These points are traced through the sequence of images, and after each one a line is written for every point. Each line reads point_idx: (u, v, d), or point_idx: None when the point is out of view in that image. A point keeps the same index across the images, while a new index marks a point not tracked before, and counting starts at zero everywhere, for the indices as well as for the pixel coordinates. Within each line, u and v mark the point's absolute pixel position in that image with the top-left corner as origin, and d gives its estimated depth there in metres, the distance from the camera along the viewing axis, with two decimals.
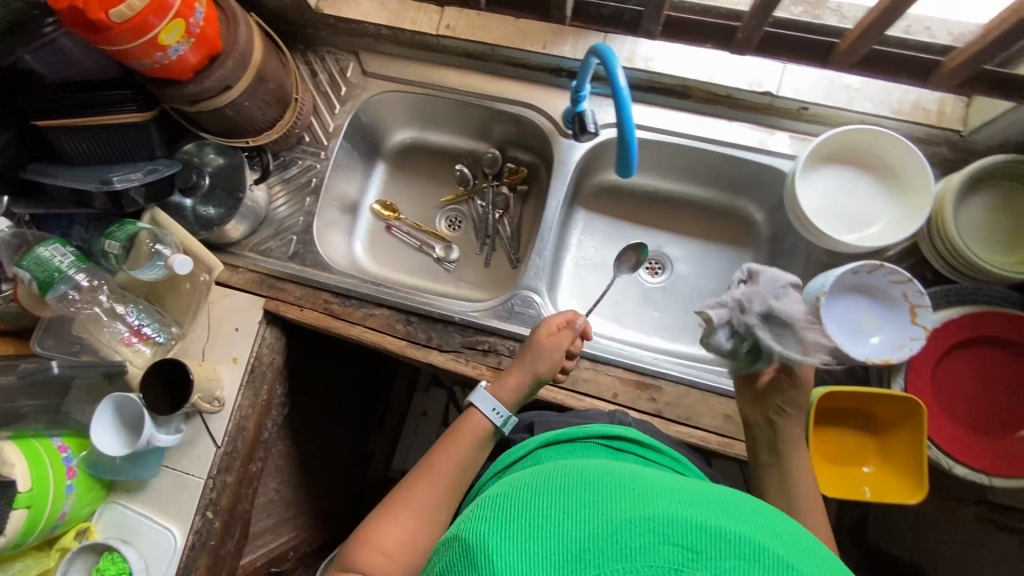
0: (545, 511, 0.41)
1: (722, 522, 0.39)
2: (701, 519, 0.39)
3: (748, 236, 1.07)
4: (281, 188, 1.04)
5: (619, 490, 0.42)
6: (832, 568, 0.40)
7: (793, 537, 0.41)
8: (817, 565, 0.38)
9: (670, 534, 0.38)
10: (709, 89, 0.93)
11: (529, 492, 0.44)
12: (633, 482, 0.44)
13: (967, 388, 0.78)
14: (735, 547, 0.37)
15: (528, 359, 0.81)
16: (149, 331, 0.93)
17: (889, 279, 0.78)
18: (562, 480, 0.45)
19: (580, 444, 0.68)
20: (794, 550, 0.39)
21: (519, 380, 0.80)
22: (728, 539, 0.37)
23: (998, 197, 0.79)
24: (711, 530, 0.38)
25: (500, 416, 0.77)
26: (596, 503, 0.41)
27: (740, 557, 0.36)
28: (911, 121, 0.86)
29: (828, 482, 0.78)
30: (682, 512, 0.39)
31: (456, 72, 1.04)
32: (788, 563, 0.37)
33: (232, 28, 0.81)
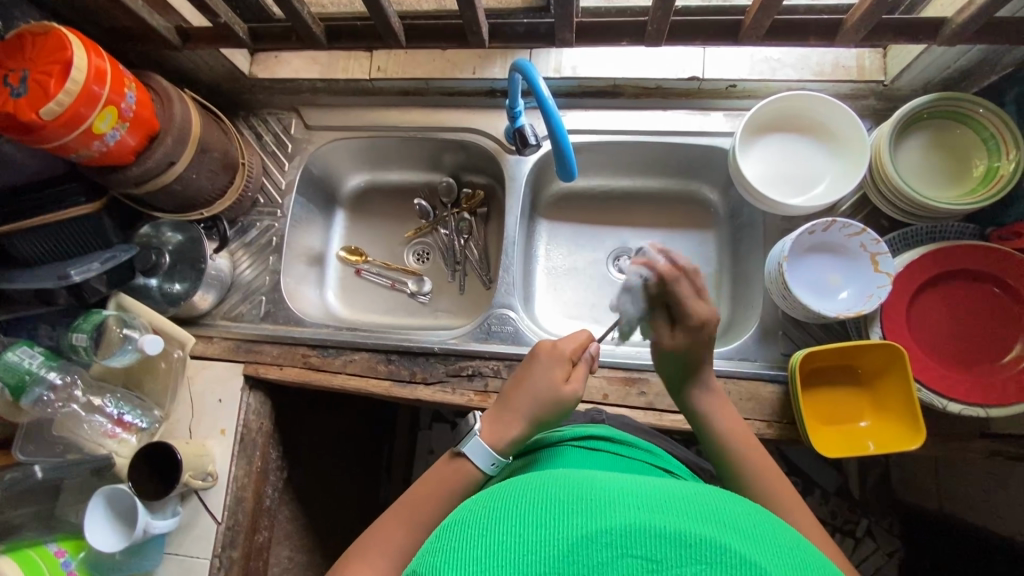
0: (494, 538, 0.37)
1: (683, 524, 0.36)
2: (661, 523, 0.36)
3: (707, 217, 1.09)
4: (243, 252, 1.04)
5: (574, 497, 0.39)
6: (804, 559, 0.37)
7: (759, 527, 0.38)
8: (785, 558, 0.36)
9: (628, 547, 0.35)
10: (638, 84, 0.96)
11: (488, 512, 0.40)
12: (589, 485, 0.41)
13: (944, 325, 0.79)
14: (696, 552, 0.34)
15: (532, 396, 0.69)
16: (130, 418, 0.92)
17: (844, 233, 0.80)
18: (517, 497, 0.41)
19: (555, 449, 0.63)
20: (758, 545, 0.36)
21: (523, 429, 0.68)
22: (688, 544, 0.34)
23: (930, 136, 0.82)
24: (671, 534, 0.35)
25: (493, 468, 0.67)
26: (551, 523, 0.37)
27: (702, 561, 0.34)
28: (835, 80, 0.90)
29: (833, 445, 0.77)
30: (639, 517, 0.36)
31: (395, 110, 1.06)
32: (754, 562, 0.34)
33: (167, 107, 0.83)
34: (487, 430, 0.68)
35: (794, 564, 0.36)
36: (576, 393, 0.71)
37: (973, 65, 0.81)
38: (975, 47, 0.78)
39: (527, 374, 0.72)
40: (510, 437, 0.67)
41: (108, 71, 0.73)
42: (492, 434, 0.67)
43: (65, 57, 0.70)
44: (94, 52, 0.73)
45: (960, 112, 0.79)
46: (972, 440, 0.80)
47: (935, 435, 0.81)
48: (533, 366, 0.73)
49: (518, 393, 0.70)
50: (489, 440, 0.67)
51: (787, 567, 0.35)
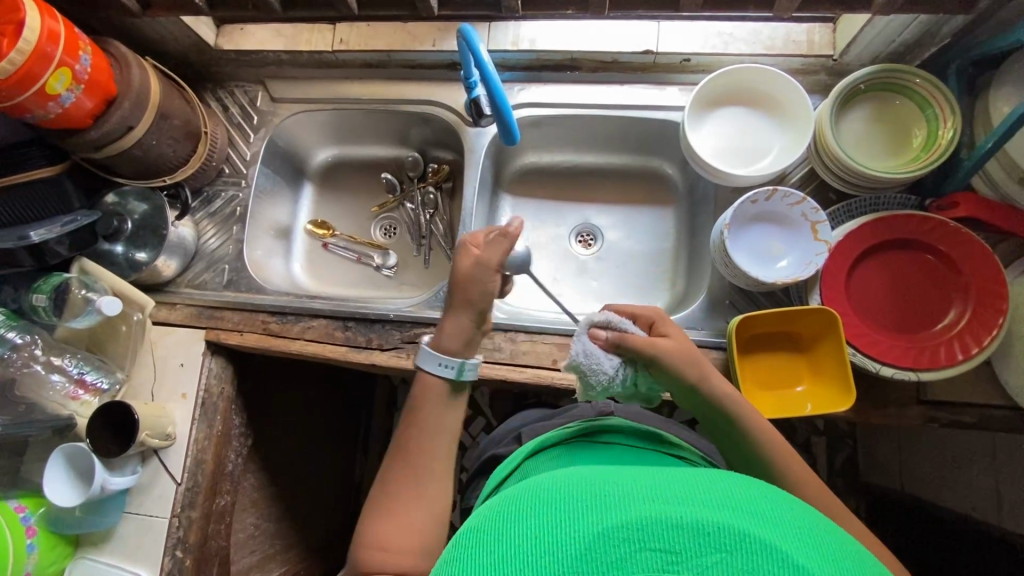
0: (517, 540, 0.38)
1: (701, 513, 0.37)
2: (677, 515, 0.37)
3: (667, 193, 1.10)
4: (208, 222, 1.06)
5: (593, 496, 0.40)
6: (824, 541, 0.38)
7: (777, 512, 0.39)
8: (805, 541, 0.37)
9: (648, 539, 0.36)
10: (595, 58, 0.98)
11: (505, 519, 0.41)
12: (606, 483, 0.42)
13: (882, 294, 0.81)
14: (715, 539, 0.35)
15: (461, 304, 0.68)
16: (91, 379, 0.94)
17: (786, 202, 0.82)
18: (536, 499, 0.42)
19: (567, 444, 0.68)
20: (775, 528, 0.37)
21: (458, 320, 0.68)
22: (707, 533, 0.35)
23: (873, 109, 0.84)
24: (689, 525, 0.36)
25: (450, 368, 0.67)
26: (569, 520, 0.38)
27: (723, 550, 0.35)
28: (785, 54, 0.91)
29: (770, 408, 0.79)
30: (656, 510, 0.37)
31: (359, 84, 1.08)
32: (773, 545, 0.35)
33: (126, 72, 0.85)
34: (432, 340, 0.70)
35: (814, 545, 0.37)
36: (492, 266, 0.67)
37: (915, 38, 0.83)
38: (916, 20, 0.79)
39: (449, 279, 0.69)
40: (450, 332, 0.68)
41: (61, 34, 0.75)
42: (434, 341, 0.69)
43: (17, 18, 0.71)
44: (47, 15, 0.74)
45: (901, 84, 0.81)
46: (909, 406, 0.81)
47: (877, 402, 0.82)
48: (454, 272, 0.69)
49: (451, 297, 0.68)
50: (435, 347, 0.69)
51: (810, 550, 0.36)
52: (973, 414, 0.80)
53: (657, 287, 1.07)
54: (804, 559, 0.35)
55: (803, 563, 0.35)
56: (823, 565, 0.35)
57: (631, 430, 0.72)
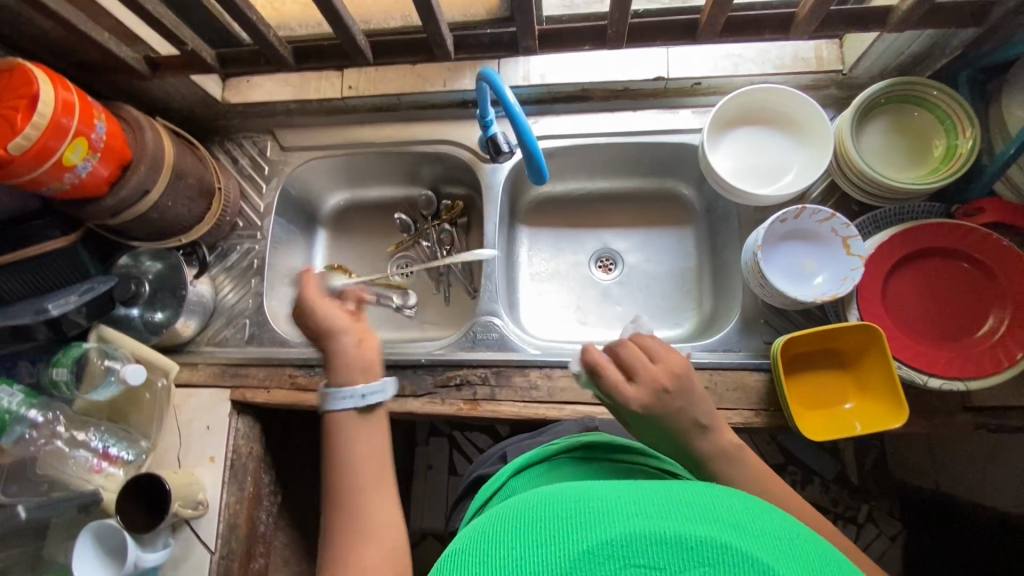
0: (494, 553, 0.37)
1: (684, 526, 0.35)
2: (660, 528, 0.35)
3: (684, 213, 1.10)
4: (224, 277, 1.04)
5: (571, 509, 0.39)
6: (805, 548, 0.37)
7: (758, 521, 0.38)
8: (784, 550, 0.36)
9: (630, 555, 0.34)
10: (606, 87, 0.98)
11: (484, 537, 0.39)
12: (583, 494, 0.40)
13: (919, 303, 0.81)
14: (698, 554, 0.34)
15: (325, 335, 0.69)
16: (116, 451, 0.91)
17: (815, 219, 0.82)
18: (512, 514, 0.41)
19: (548, 463, 0.63)
20: (759, 538, 0.36)
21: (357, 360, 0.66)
22: (689, 547, 0.34)
23: (889, 122, 0.85)
24: (672, 539, 0.35)
25: (370, 396, 0.63)
26: (546, 536, 0.37)
27: (705, 563, 0.34)
28: (795, 72, 0.92)
29: (819, 429, 0.78)
30: (640, 524, 0.36)
31: (370, 127, 1.07)
32: (755, 558, 0.34)
33: (139, 136, 0.83)
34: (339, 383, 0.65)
35: (795, 554, 0.36)
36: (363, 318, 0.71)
37: (924, 50, 0.84)
38: (925, 33, 0.81)
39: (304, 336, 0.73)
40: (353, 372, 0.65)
41: (76, 104, 0.74)
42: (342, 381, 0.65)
43: (31, 92, 0.70)
44: (61, 86, 0.73)
45: (916, 96, 0.82)
46: (956, 414, 0.81)
47: (923, 412, 0.82)
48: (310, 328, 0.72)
49: (331, 345, 0.67)
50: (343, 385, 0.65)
51: (793, 561, 0.35)
52: (1020, 417, 0.80)
53: (682, 309, 1.06)
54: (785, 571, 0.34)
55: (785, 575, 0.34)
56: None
57: (622, 446, 0.66)
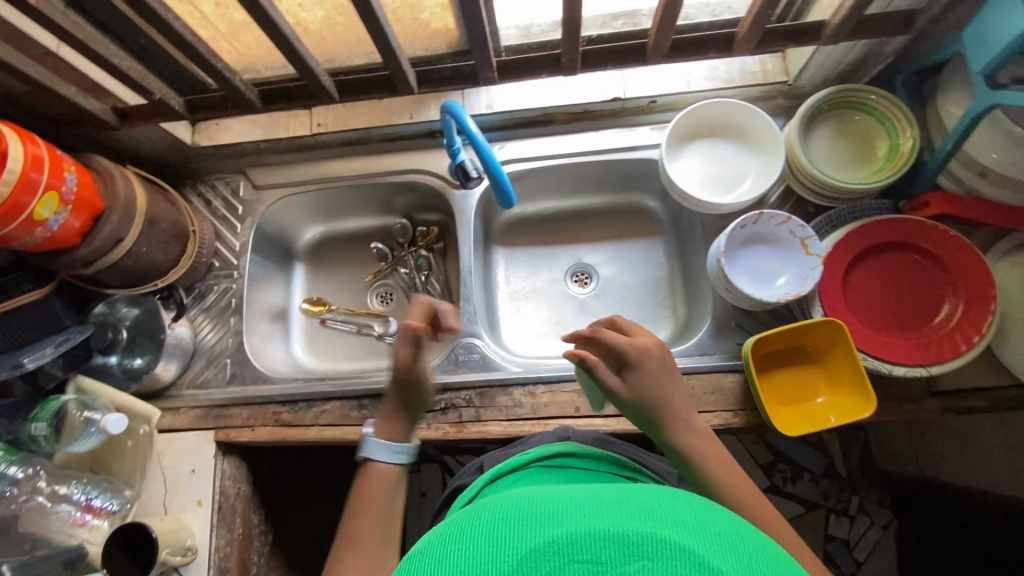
0: (447, 556, 0.38)
1: (627, 524, 0.37)
2: (602, 526, 0.37)
3: (652, 225, 1.14)
4: (203, 318, 1.04)
5: (523, 513, 0.40)
6: (744, 545, 0.38)
7: (702, 519, 0.39)
8: (722, 545, 0.37)
9: (574, 551, 0.36)
10: (567, 110, 1.02)
11: (444, 542, 0.41)
12: (538, 500, 0.42)
13: (880, 295, 0.85)
14: (640, 549, 0.35)
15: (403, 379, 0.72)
16: (99, 503, 0.89)
17: (774, 222, 0.85)
18: (469, 521, 0.42)
19: (523, 470, 0.65)
20: (699, 534, 0.37)
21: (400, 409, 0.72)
22: (632, 543, 0.36)
23: (834, 126, 0.89)
24: (615, 535, 0.36)
25: (402, 454, 0.70)
26: (497, 537, 0.38)
27: (646, 557, 0.35)
28: (743, 85, 0.97)
29: (795, 424, 0.80)
30: (586, 523, 0.37)
31: (341, 161, 1.09)
32: (692, 551, 0.35)
33: (110, 185, 0.84)
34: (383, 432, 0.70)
35: (732, 550, 0.37)
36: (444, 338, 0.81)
37: (860, 59, 0.90)
38: (858, 44, 0.86)
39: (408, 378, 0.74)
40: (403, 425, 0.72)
41: (45, 158, 0.75)
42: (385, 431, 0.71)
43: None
44: (29, 141, 0.74)
45: (855, 101, 0.87)
46: (924, 400, 0.84)
47: (892, 401, 0.85)
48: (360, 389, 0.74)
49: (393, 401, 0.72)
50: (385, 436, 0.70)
51: (731, 556, 0.36)
52: (982, 398, 0.83)
53: (658, 317, 1.09)
54: (720, 563, 0.35)
55: (718, 566, 0.35)
56: (742, 570, 0.35)
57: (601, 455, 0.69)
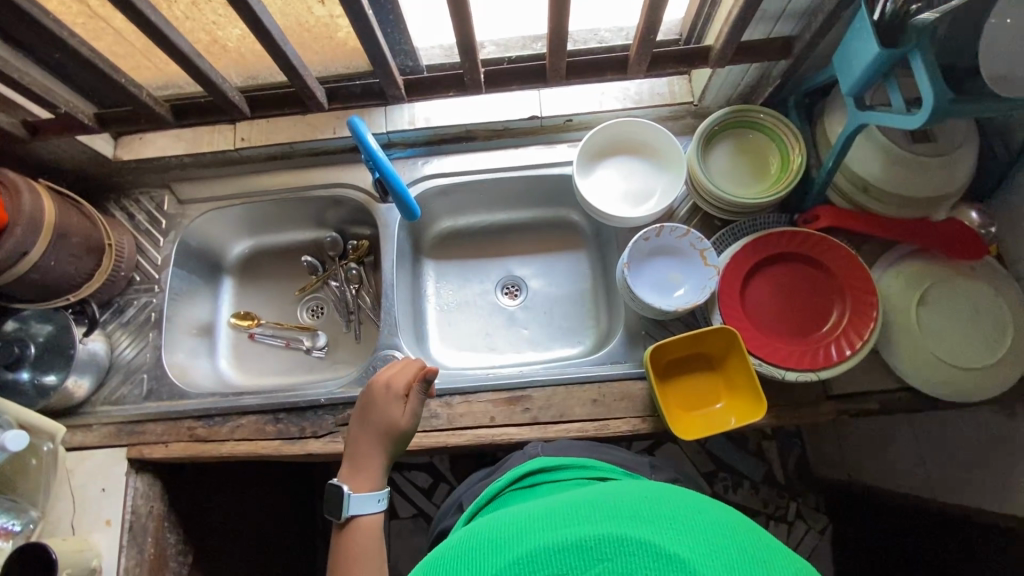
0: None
1: (582, 531, 0.41)
2: (557, 539, 0.40)
3: (578, 238, 1.18)
4: (121, 333, 1.03)
5: (489, 541, 0.43)
6: (711, 525, 0.41)
7: (666, 508, 0.42)
8: (684, 531, 0.40)
9: (538, 567, 0.39)
10: (488, 127, 1.05)
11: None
12: (502, 524, 0.45)
13: (775, 306, 0.89)
14: (595, 552, 0.39)
15: (379, 434, 0.82)
16: (1, 523, 0.85)
17: (675, 235, 0.90)
18: (444, 554, 0.45)
19: (494, 500, 0.65)
20: (653, 523, 0.41)
21: (371, 461, 0.82)
22: (587, 547, 0.39)
23: (733, 144, 0.94)
24: (572, 545, 0.40)
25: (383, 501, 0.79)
26: (466, 568, 0.41)
27: (604, 559, 0.39)
28: (653, 105, 1.02)
29: (699, 429, 0.83)
30: (545, 539, 0.41)
31: (267, 175, 1.10)
32: (649, 542, 0.39)
33: (15, 198, 0.84)
34: (357, 484, 0.80)
35: (694, 532, 0.40)
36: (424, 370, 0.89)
37: (756, 81, 0.95)
38: (751, 67, 0.92)
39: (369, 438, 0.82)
40: (372, 474, 0.81)
41: None
42: (360, 484, 0.80)
43: None
44: None
45: (750, 121, 0.93)
46: (820, 404, 0.88)
47: (792, 405, 0.88)
48: (364, 392, 0.86)
49: (377, 442, 0.82)
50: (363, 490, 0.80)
51: (693, 539, 0.39)
52: (874, 401, 0.88)
53: (582, 328, 1.12)
54: (674, 547, 0.39)
55: (679, 552, 0.38)
56: (701, 550, 0.39)
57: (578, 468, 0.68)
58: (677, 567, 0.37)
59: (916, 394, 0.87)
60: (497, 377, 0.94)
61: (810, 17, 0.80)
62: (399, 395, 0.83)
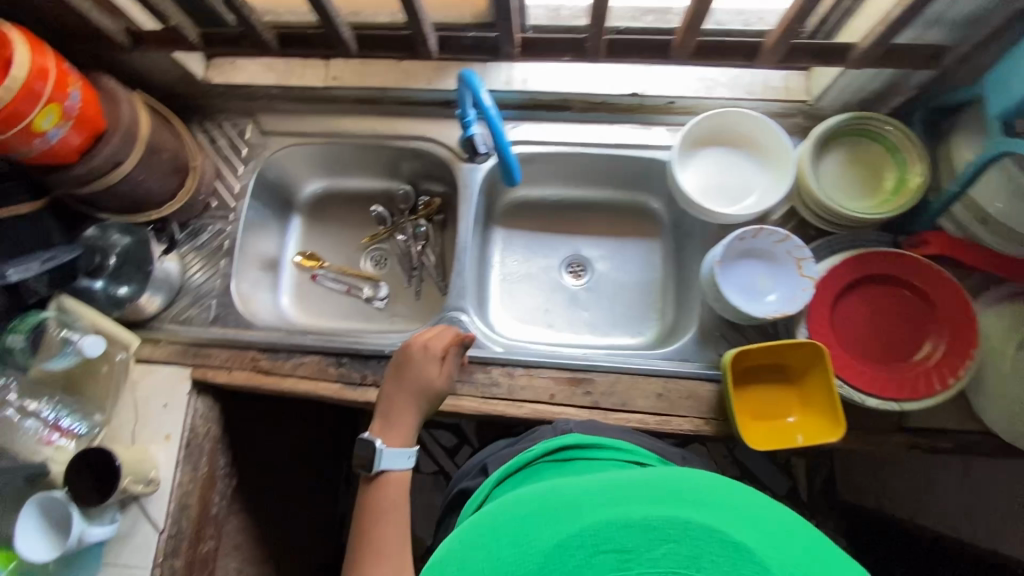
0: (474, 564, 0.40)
1: (646, 509, 0.39)
2: (621, 516, 0.39)
3: (654, 226, 1.14)
4: (194, 256, 1.03)
5: (539, 511, 0.42)
6: (771, 518, 0.40)
7: (725, 497, 0.42)
8: (747, 522, 0.39)
9: (600, 542, 0.38)
10: (586, 99, 1.01)
11: (472, 547, 0.43)
12: (553, 494, 0.44)
13: (863, 328, 0.85)
14: (660, 533, 0.38)
15: (415, 394, 0.83)
16: (67, 423, 0.90)
17: (772, 239, 0.86)
18: (490, 522, 0.44)
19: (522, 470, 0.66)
20: (716, 510, 0.40)
21: (406, 417, 0.83)
22: (653, 527, 0.38)
23: (848, 153, 0.89)
24: (636, 523, 0.39)
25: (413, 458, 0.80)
26: (517, 539, 0.41)
27: (670, 540, 0.38)
28: (765, 99, 0.97)
29: (764, 440, 0.81)
30: (606, 512, 0.40)
31: (352, 118, 1.08)
32: (715, 530, 0.38)
33: (114, 107, 0.83)
34: (393, 439, 0.81)
35: (757, 524, 0.40)
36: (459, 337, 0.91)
37: (884, 88, 0.89)
38: (885, 72, 0.86)
39: (404, 395, 0.84)
40: (407, 430, 0.82)
41: (51, 70, 0.72)
42: (397, 439, 0.81)
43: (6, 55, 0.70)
44: (37, 52, 0.72)
45: (872, 130, 0.87)
46: (892, 433, 0.85)
47: (863, 430, 0.86)
48: (400, 352, 0.87)
49: (412, 399, 0.83)
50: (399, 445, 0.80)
51: (758, 531, 0.39)
52: (950, 440, 0.85)
53: (645, 318, 1.10)
54: (740, 536, 0.38)
55: (747, 543, 0.38)
56: (766, 542, 0.38)
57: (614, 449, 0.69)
58: (747, 559, 0.37)
59: (994, 439, 0.84)
60: (563, 355, 0.93)
61: (972, 27, 0.74)
62: (436, 359, 0.85)
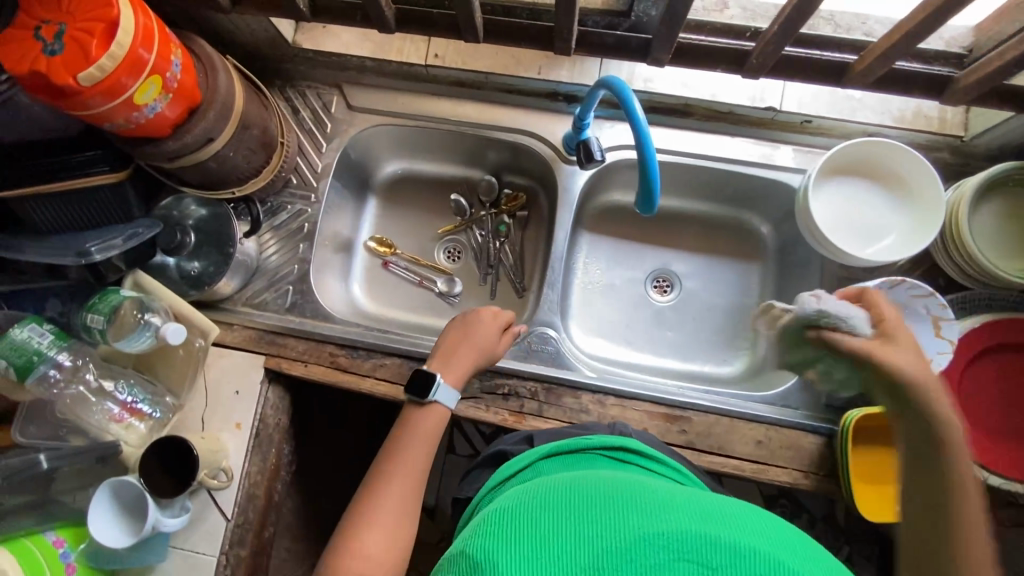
0: (544, 522, 0.40)
1: (740, 536, 0.38)
2: (714, 533, 0.38)
3: (753, 249, 1.06)
4: (271, 237, 0.98)
5: (619, 501, 0.41)
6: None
7: (807, 549, 0.40)
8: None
9: (685, 549, 0.37)
10: (711, 107, 0.93)
11: (545, 505, 0.42)
12: (637, 492, 0.42)
13: (992, 398, 0.79)
14: (751, 563, 0.36)
15: (475, 350, 0.82)
16: (142, 406, 0.86)
17: (910, 293, 0.79)
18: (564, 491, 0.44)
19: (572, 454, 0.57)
20: (801, 559, 0.38)
21: (462, 366, 0.81)
22: (744, 555, 0.36)
23: (1007, 205, 0.81)
24: (727, 544, 0.37)
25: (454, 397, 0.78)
26: (593, 516, 0.40)
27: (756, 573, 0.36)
28: (914, 128, 0.88)
29: (874, 509, 0.79)
30: (696, 526, 0.38)
31: (449, 102, 1.00)
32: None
33: (211, 76, 0.75)
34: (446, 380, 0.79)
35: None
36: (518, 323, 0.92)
37: None
38: None
39: (465, 346, 0.82)
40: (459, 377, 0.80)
41: (155, 34, 0.65)
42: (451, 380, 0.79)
43: (109, 15, 0.61)
44: (141, 11, 0.64)
45: None
46: None
47: None
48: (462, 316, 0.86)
49: (473, 353, 0.82)
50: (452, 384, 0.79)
51: None
52: None
53: (735, 346, 1.03)
54: None
55: None
56: None
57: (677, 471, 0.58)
58: None
59: None
60: (658, 388, 0.88)
61: None
62: (498, 325, 0.85)
